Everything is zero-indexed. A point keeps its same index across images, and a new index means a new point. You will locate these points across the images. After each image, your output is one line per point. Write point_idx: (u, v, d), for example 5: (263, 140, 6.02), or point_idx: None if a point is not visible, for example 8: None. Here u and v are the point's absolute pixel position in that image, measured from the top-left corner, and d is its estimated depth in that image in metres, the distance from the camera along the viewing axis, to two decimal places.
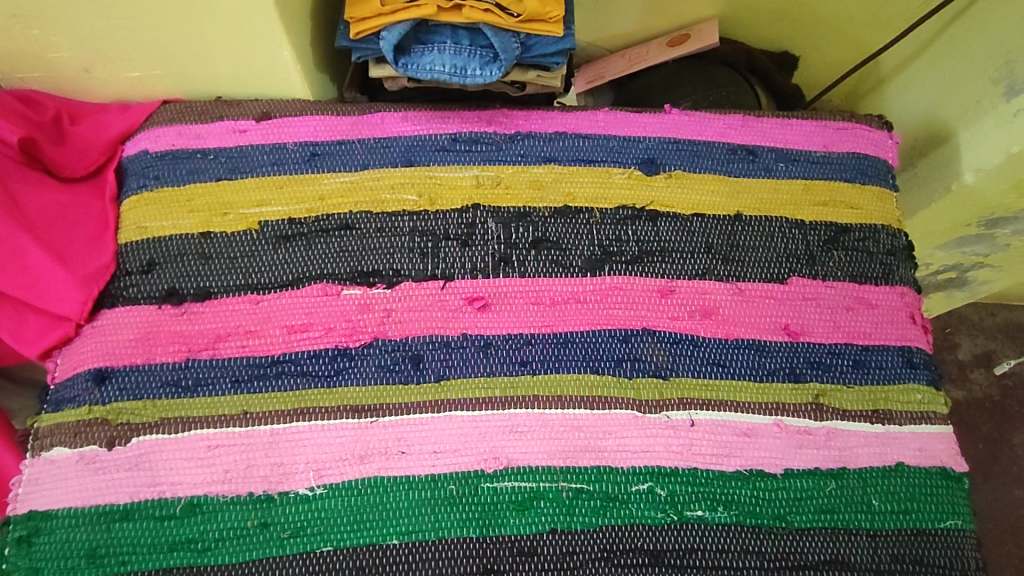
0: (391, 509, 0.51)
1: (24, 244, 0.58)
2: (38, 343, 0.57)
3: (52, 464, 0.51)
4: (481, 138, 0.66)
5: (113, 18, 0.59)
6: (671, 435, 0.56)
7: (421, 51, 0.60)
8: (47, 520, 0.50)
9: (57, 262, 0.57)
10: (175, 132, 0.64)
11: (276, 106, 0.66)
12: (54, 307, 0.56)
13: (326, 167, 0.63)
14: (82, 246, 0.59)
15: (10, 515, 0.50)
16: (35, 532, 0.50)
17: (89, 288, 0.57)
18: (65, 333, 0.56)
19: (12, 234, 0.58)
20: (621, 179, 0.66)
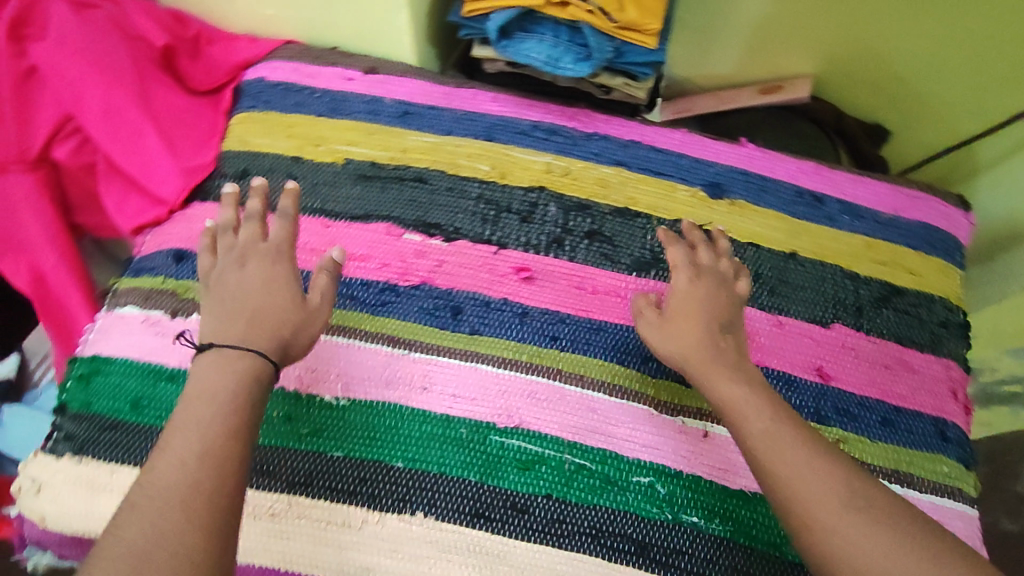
0: (404, 435, 0.54)
1: (143, 130, 0.65)
2: (132, 220, 0.66)
3: (122, 319, 0.58)
4: (559, 131, 0.70)
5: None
6: (680, 439, 0.56)
7: (522, 38, 0.65)
8: (106, 363, 0.55)
9: (169, 152, 0.65)
10: (291, 69, 0.72)
11: (382, 64, 0.73)
12: (156, 190, 0.64)
13: (415, 125, 0.69)
14: (190, 144, 0.67)
15: (79, 353, 0.57)
16: (93, 372, 0.55)
17: (190, 182, 0.64)
18: (157, 214, 0.64)
19: (137, 119, 0.65)
20: (684, 196, 0.68)
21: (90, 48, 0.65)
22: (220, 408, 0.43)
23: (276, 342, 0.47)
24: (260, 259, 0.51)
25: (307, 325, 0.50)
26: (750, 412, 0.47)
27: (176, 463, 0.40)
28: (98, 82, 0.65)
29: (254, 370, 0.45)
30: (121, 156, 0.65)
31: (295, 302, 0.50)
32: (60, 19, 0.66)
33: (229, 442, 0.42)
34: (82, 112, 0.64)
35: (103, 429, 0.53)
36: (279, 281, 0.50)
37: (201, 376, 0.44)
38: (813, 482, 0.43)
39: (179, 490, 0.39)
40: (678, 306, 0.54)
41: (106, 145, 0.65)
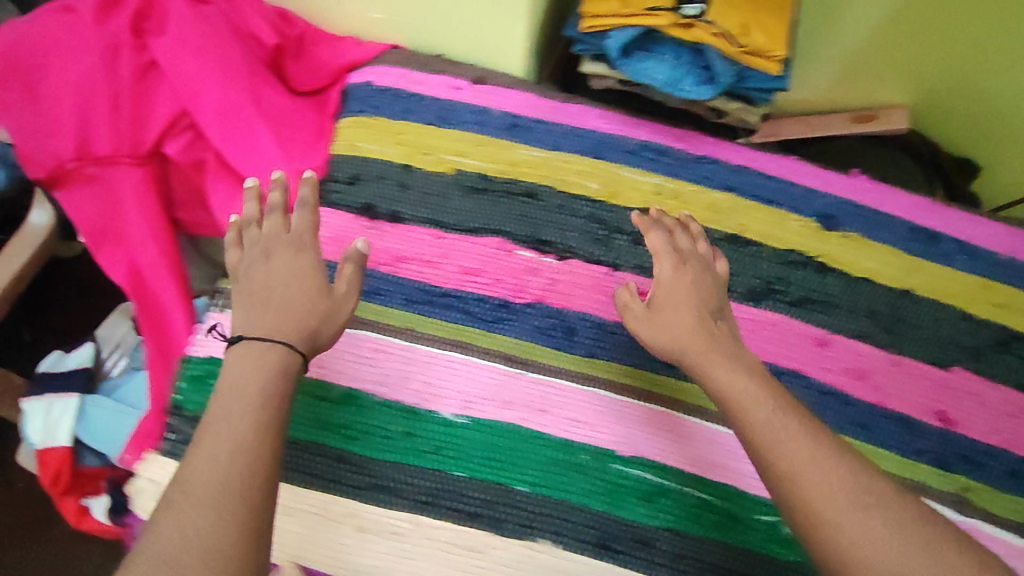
0: (525, 457, 0.54)
1: (258, 130, 0.65)
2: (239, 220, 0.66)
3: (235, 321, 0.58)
4: (669, 152, 0.69)
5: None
6: None
7: (641, 57, 0.63)
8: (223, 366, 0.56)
9: (283, 155, 0.65)
10: (400, 74, 0.70)
11: (489, 74, 0.72)
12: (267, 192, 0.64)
13: (523, 138, 0.68)
14: (298, 147, 0.66)
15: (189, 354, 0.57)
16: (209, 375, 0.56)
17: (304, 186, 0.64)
18: None
19: (249, 118, 0.65)
20: (797, 226, 0.67)
21: (207, 45, 0.65)
22: (252, 401, 0.43)
23: (303, 331, 0.48)
24: (283, 248, 0.52)
25: (333, 313, 0.50)
26: (749, 402, 0.45)
27: (209, 460, 0.40)
28: (214, 78, 0.64)
29: (282, 362, 0.46)
30: (235, 155, 0.64)
31: (317, 292, 0.50)
32: (179, 15, 0.65)
33: (258, 435, 0.42)
34: (198, 109, 0.64)
35: None
36: (302, 269, 0.51)
37: (230, 372, 0.45)
38: (810, 470, 0.40)
39: (212, 490, 0.39)
40: (665, 294, 0.52)
41: (220, 144, 0.64)
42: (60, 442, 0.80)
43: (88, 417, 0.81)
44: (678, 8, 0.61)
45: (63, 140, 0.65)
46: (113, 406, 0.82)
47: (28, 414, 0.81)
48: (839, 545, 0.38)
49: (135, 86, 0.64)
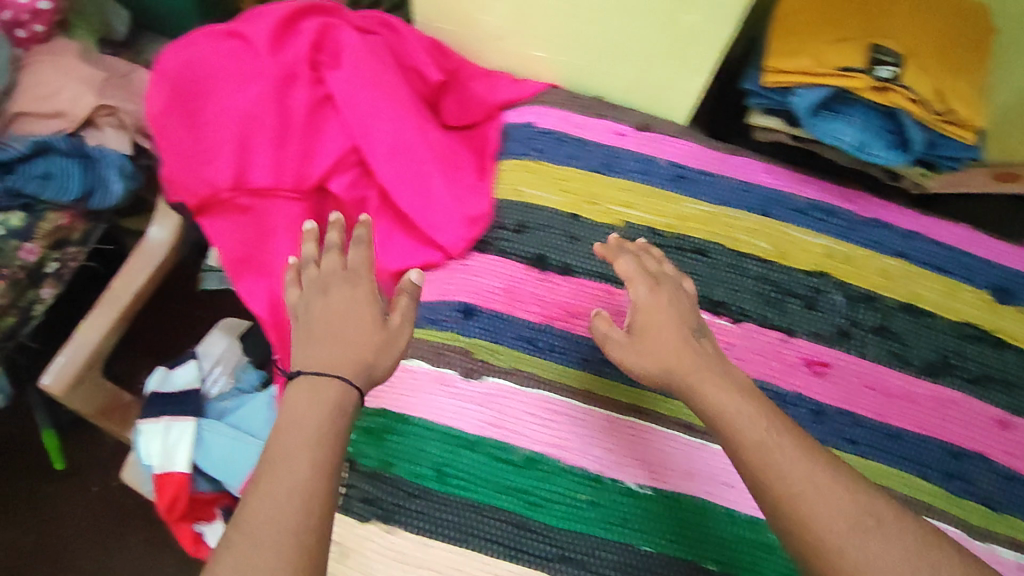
0: (712, 535, 0.54)
1: (428, 172, 0.63)
2: (399, 261, 0.64)
3: (409, 374, 0.59)
4: (837, 213, 0.67)
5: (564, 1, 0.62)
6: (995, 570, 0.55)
7: (827, 117, 0.61)
8: (402, 422, 0.57)
9: (453, 198, 0.63)
10: (561, 117, 0.68)
11: (654, 121, 0.69)
12: (433, 235, 0.63)
13: (690, 191, 0.67)
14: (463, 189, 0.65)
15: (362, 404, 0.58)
16: (390, 430, 0.57)
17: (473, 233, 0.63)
18: (431, 260, 0.64)
19: (420, 158, 0.63)
20: (971, 298, 0.65)
21: (379, 79, 0.62)
22: (311, 439, 0.44)
23: (361, 365, 0.48)
24: (342, 284, 0.53)
25: (388, 344, 0.51)
26: (745, 423, 0.43)
27: (266, 500, 0.41)
28: (386, 116, 0.62)
29: (340, 398, 0.47)
30: (404, 196, 0.62)
31: (373, 324, 0.51)
32: (351, 44, 0.63)
33: (319, 477, 0.42)
34: (369, 147, 0.62)
35: (409, 496, 0.54)
36: (359, 301, 0.52)
37: (288, 411, 0.45)
38: (806, 492, 0.39)
39: (272, 530, 0.40)
40: (647, 320, 0.50)
41: (389, 184, 0.62)
42: (178, 467, 0.79)
43: (206, 445, 0.81)
44: (872, 69, 0.59)
45: (222, 170, 0.63)
46: (231, 435, 0.82)
47: (145, 434, 0.81)
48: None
49: (303, 119, 0.62)
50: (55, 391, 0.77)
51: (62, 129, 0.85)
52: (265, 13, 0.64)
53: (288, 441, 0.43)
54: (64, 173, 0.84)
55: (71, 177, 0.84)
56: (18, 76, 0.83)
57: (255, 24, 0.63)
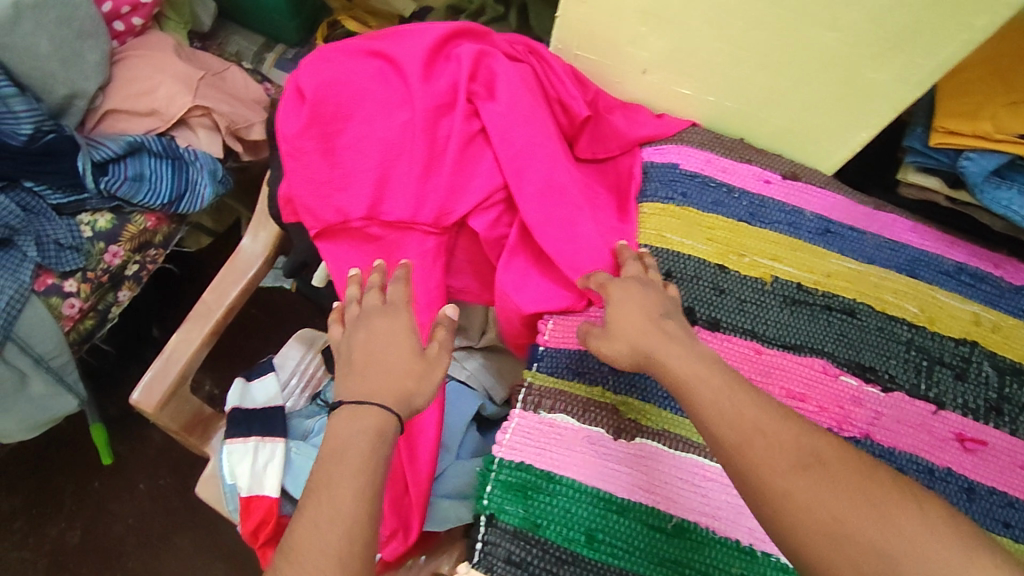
0: None
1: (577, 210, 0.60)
2: (536, 303, 0.61)
3: (552, 428, 0.55)
4: (986, 278, 0.65)
5: (724, 41, 0.61)
6: None
7: (998, 184, 0.60)
8: (549, 481, 0.53)
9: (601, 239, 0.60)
10: (705, 159, 0.67)
11: (801, 170, 0.68)
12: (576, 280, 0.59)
13: (836, 246, 0.65)
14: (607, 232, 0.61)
15: (495, 455, 0.55)
16: (534, 488, 0.53)
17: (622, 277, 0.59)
18: (571, 305, 0.60)
19: (567, 198, 0.60)
20: None
21: (530, 114, 0.61)
22: (353, 469, 0.46)
23: (402, 395, 0.51)
24: (379, 316, 0.55)
25: (426, 375, 0.53)
26: (699, 386, 0.46)
27: (311, 526, 0.44)
28: (536, 151, 0.60)
29: (381, 425, 0.49)
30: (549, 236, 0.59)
31: (410, 357, 0.53)
32: (507, 78, 0.61)
33: (361, 506, 0.45)
34: (517, 183, 0.59)
35: (562, 562, 0.51)
36: (400, 333, 0.54)
37: (332, 439, 0.49)
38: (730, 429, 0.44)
39: (315, 558, 0.43)
40: (615, 314, 0.53)
41: (535, 223, 0.59)
42: (267, 492, 0.70)
43: (296, 472, 0.72)
44: None
45: (357, 199, 0.60)
46: None
47: (229, 455, 0.72)
48: (783, 507, 0.41)
49: (448, 151, 0.60)
50: (145, 408, 0.71)
51: (155, 128, 0.82)
52: (411, 39, 0.63)
53: (332, 473, 0.46)
54: (155, 174, 0.80)
55: (162, 179, 0.80)
56: (115, 72, 0.81)
57: (408, 51, 0.62)
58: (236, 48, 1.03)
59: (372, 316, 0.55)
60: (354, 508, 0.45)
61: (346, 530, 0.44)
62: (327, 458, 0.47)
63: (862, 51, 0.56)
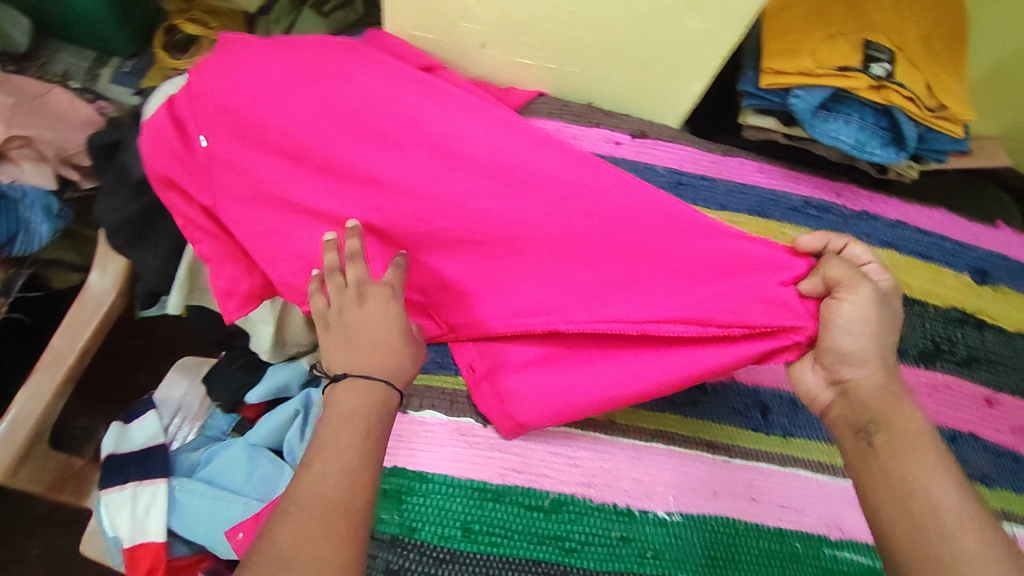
0: (741, 552, 0.52)
1: (622, 192, 0.50)
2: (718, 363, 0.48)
3: (423, 426, 0.53)
4: (830, 208, 0.68)
5: (549, 4, 0.58)
6: None
7: (826, 117, 0.62)
8: (420, 481, 0.51)
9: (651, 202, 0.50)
10: (555, 128, 0.66)
11: (649, 127, 0.68)
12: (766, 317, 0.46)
13: (689, 197, 0.66)
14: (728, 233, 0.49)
15: None
16: (406, 492, 0.51)
17: (728, 276, 0.48)
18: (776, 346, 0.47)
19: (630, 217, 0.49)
20: (953, 282, 0.68)
21: (457, 98, 0.54)
22: (360, 432, 0.45)
23: (399, 372, 0.49)
24: (378, 296, 0.50)
25: (419, 351, 0.51)
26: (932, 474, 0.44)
27: (320, 482, 0.42)
28: (515, 142, 0.52)
29: (385, 398, 0.48)
30: (573, 232, 0.50)
31: (402, 337, 0.50)
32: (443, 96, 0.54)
33: (369, 466, 0.44)
34: (496, 173, 0.51)
35: (438, 562, 0.49)
36: (396, 314, 0.50)
37: (339, 404, 0.46)
38: (920, 482, 0.44)
39: (321, 511, 0.41)
40: (881, 314, 0.47)
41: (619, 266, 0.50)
42: (152, 537, 0.66)
43: (182, 508, 0.68)
44: (868, 66, 0.60)
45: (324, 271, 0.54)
46: (210, 494, 0.68)
47: (108, 506, 0.67)
48: None
49: (392, 162, 0.52)
50: None
51: None
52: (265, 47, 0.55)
53: (343, 430, 0.45)
54: None
55: None
56: None
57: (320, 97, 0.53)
58: (63, 67, 0.94)
59: (372, 293, 0.50)
60: (366, 463, 0.44)
61: (355, 484, 0.43)
62: (336, 418, 0.45)
63: (680, 2, 0.55)
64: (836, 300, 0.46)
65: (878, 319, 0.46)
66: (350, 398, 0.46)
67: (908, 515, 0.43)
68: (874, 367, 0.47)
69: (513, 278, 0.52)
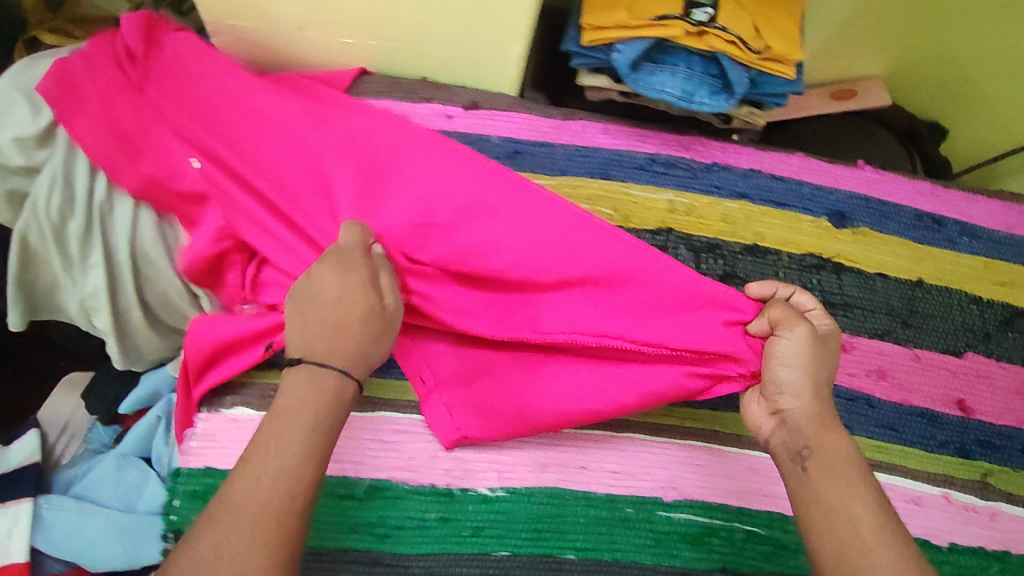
0: (566, 522, 0.52)
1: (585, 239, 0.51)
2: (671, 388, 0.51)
3: (235, 423, 0.54)
4: (678, 163, 0.66)
5: None
6: None
7: (650, 70, 0.59)
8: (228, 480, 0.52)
9: (627, 255, 0.51)
10: (382, 106, 0.64)
11: (484, 98, 0.66)
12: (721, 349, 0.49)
13: (527, 166, 0.64)
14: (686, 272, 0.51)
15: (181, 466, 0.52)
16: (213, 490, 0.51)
17: (686, 312, 0.50)
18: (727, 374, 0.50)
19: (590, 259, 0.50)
20: (810, 228, 0.66)
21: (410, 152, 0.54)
22: (306, 430, 0.43)
23: (359, 358, 0.46)
24: (343, 272, 0.48)
25: (383, 334, 0.48)
26: (857, 498, 0.44)
27: (253, 482, 0.41)
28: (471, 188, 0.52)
29: (339, 389, 0.45)
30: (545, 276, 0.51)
31: (367, 324, 0.47)
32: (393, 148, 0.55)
33: (308, 465, 0.42)
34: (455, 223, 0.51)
35: None
36: (360, 288, 0.47)
37: (286, 395, 0.44)
38: (845, 504, 0.43)
39: (250, 512, 0.40)
40: (821, 352, 0.48)
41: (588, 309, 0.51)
42: (13, 558, 0.64)
43: (48, 524, 0.67)
44: (689, 12, 0.57)
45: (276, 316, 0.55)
46: (76, 508, 0.67)
47: None
48: None
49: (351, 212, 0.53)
50: None
51: None
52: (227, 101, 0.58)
53: (284, 426, 0.43)
54: None
55: None
56: None
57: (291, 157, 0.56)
58: None
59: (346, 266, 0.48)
60: (305, 464, 0.42)
61: (291, 485, 0.41)
62: (279, 415, 0.43)
63: None
64: (776, 338, 0.48)
65: (817, 356, 0.47)
66: (300, 387, 0.44)
67: (834, 542, 0.42)
68: (807, 397, 0.47)
69: (477, 320, 0.52)
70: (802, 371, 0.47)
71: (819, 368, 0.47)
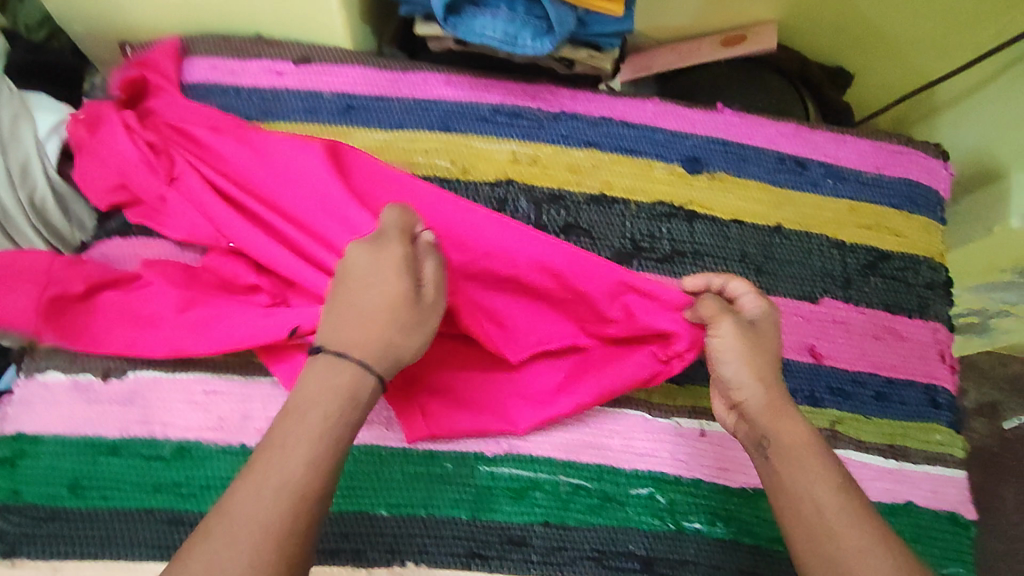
0: (385, 479, 0.53)
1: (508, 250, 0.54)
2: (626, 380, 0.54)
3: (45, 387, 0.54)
4: (523, 113, 0.64)
5: None
6: (680, 443, 0.57)
7: (473, 13, 0.57)
8: (34, 444, 0.52)
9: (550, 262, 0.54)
10: (210, 65, 0.63)
11: (317, 53, 0.64)
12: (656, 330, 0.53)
13: (361, 121, 0.62)
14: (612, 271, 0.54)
15: None
16: (18, 455, 0.52)
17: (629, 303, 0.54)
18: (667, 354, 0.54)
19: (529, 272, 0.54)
20: (662, 174, 0.64)
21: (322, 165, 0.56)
22: (312, 438, 0.40)
23: (385, 347, 0.43)
24: (377, 251, 0.45)
25: (416, 322, 0.44)
26: (822, 481, 0.43)
27: (256, 499, 0.38)
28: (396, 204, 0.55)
29: (355, 385, 0.42)
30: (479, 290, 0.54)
31: (398, 310, 0.44)
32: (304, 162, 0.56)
33: (318, 475, 0.39)
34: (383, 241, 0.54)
35: (43, 521, 0.51)
36: (390, 269, 0.44)
37: (302, 392, 0.41)
38: (811, 490, 0.43)
39: (250, 532, 0.37)
40: (761, 334, 0.48)
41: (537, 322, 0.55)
42: None
43: None
44: None
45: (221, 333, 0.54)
46: None
47: None
48: None
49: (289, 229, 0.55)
50: None
51: None
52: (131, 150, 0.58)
53: (287, 432, 0.40)
54: None
55: None
56: None
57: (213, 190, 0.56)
58: None
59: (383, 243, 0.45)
60: (314, 475, 0.39)
61: (295, 501, 0.38)
62: (282, 423, 0.40)
63: None
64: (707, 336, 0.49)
65: (759, 344, 0.48)
66: (314, 388, 0.41)
67: (802, 528, 0.42)
68: (756, 384, 0.47)
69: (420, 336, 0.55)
70: (749, 362, 0.47)
71: (762, 356, 0.48)
